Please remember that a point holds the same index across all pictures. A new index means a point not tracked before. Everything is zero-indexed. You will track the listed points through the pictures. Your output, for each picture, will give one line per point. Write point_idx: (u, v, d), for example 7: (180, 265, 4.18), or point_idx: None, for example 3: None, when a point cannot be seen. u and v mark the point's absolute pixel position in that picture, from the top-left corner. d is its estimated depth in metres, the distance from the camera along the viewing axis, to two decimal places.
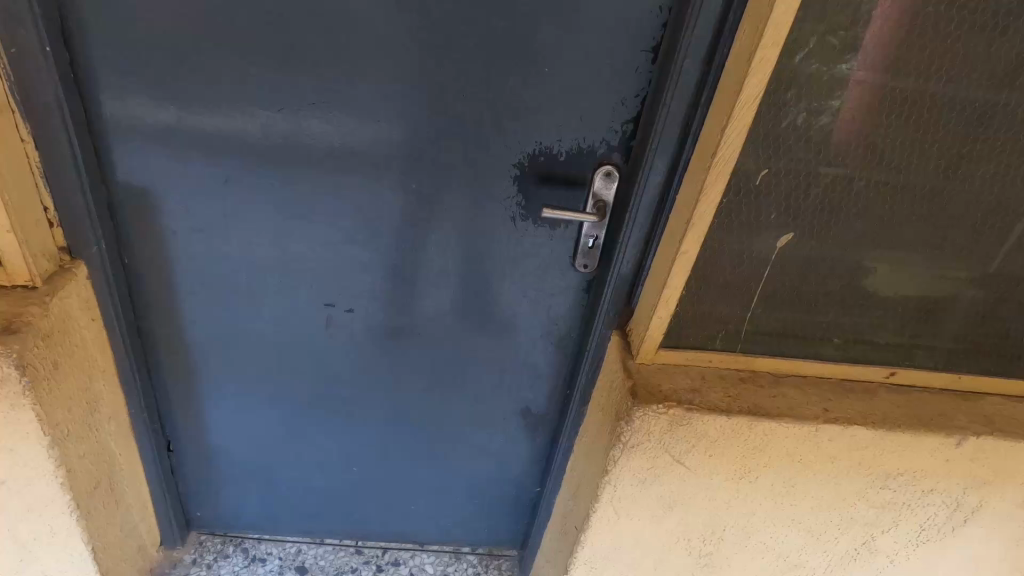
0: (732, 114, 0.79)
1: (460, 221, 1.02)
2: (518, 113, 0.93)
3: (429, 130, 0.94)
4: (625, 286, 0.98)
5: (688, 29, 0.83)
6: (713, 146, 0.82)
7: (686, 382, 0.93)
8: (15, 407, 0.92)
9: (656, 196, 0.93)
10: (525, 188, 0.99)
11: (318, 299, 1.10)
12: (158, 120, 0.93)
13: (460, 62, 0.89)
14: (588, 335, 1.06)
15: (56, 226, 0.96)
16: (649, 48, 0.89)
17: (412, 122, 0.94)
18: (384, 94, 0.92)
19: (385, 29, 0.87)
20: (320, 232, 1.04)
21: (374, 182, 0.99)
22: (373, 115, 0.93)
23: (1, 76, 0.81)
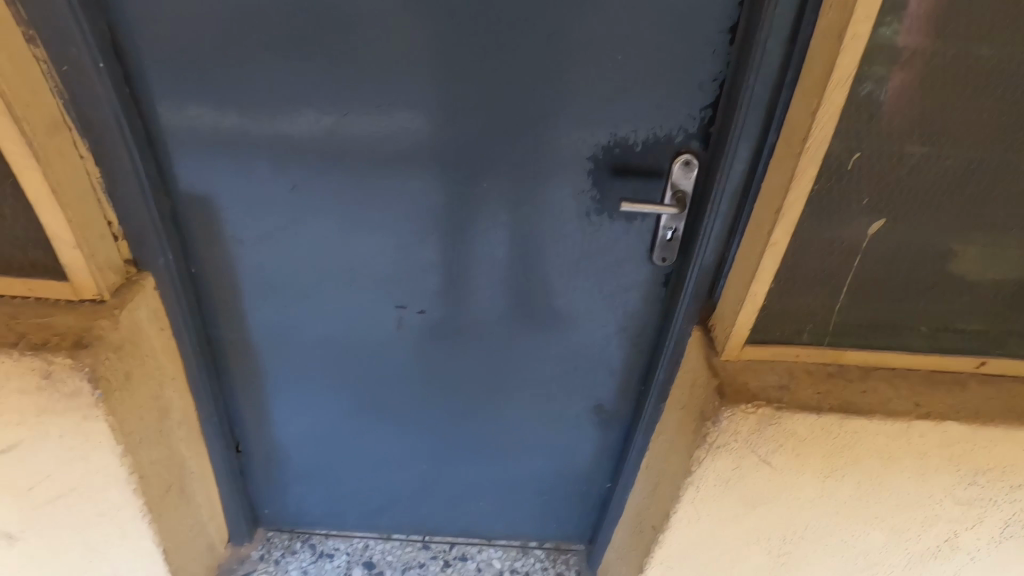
0: (824, 96, 0.72)
1: (530, 217, 0.98)
2: (595, 100, 0.87)
3: (499, 124, 0.90)
4: (706, 282, 0.93)
5: (769, 5, 0.75)
6: (805, 132, 0.75)
7: (774, 378, 0.88)
8: (88, 419, 0.89)
9: (739, 188, 0.86)
10: (601, 180, 0.93)
11: (390, 301, 1.09)
12: (222, 126, 0.90)
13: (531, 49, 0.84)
14: (667, 331, 1.02)
15: (121, 240, 0.95)
16: (727, 28, 0.81)
17: (478, 118, 0.89)
18: (451, 86, 0.87)
19: (453, 17, 0.82)
20: (388, 235, 1.01)
21: (441, 181, 0.96)
22: (437, 107, 0.89)
23: (53, 95, 0.80)
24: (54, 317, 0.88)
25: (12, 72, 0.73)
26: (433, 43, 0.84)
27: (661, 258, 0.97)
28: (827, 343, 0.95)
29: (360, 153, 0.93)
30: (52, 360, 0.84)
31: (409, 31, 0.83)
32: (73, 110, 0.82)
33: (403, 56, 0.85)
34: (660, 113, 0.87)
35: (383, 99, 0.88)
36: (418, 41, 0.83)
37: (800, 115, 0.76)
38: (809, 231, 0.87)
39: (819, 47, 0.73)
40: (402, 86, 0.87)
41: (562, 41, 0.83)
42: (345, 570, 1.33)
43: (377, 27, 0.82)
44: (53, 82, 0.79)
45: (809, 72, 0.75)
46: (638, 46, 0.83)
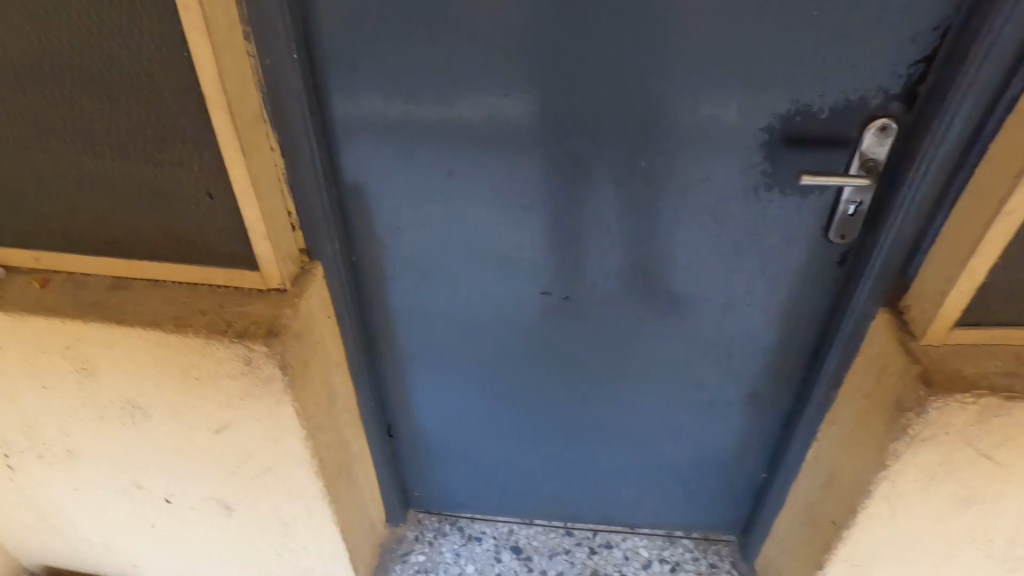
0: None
1: (694, 197, 0.94)
2: (777, 64, 0.80)
3: (675, 92, 0.85)
4: (899, 257, 0.85)
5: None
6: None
7: (998, 364, 0.79)
8: (279, 404, 0.97)
9: (956, 155, 0.76)
10: (776, 153, 0.88)
11: (536, 289, 1.10)
12: (384, 115, 0.93)
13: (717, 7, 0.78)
14: (842, 311, 0.95)
15: (297, 229, 0.99)
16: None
17: (652, 85, 0.85)
18: (621, 58, 0.84)
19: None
20: (543, 224, 1.02)
21: (598, 165, 0.94)
22: (606, 78, 0.86)
23: (258, 87, 0.83)
24: (249, 305, 0.94)
25: (232, 69, 0.77)
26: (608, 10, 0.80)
27: (839, 236, 0.91)
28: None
29: (515, 145, 0.94)
30: (252, 347, 0.90)
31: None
32: (269, 101, 0.85)
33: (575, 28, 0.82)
34: (854, 74, 0.79)
35: (551, 78, 0.87)
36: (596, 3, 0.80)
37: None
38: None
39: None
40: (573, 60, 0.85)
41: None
42: (494, 553, 1.37)
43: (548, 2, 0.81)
44: (257, 73, 0.83)
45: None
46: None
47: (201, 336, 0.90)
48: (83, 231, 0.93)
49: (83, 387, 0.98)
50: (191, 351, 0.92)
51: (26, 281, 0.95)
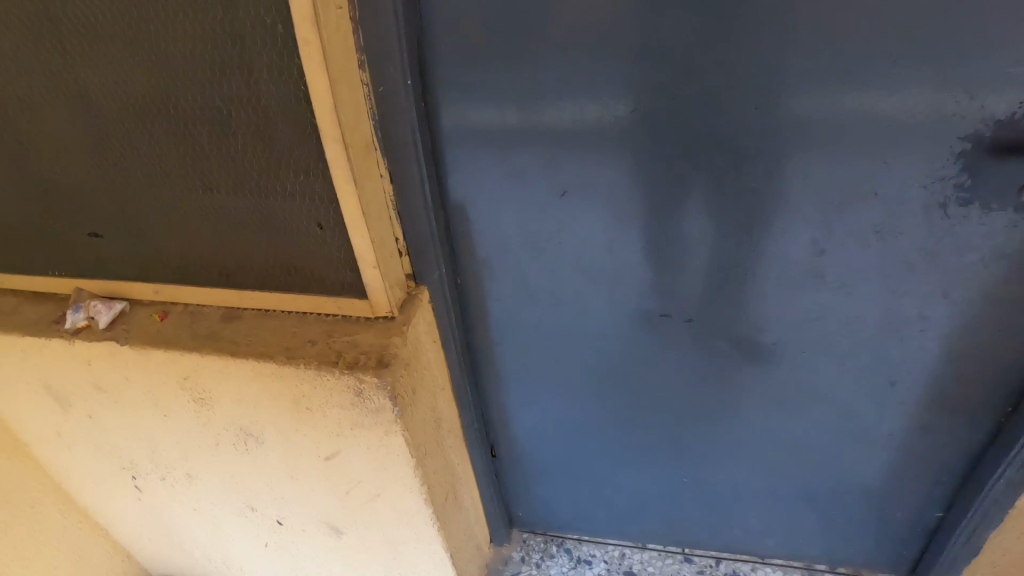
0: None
1: (866, 211, 0.82)
2: (1000, 56, 0.68)
3: (863, 89, 0.73)
4: None
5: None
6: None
7: None
8: (389, 433, 0.93)
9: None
10: (981, 165, 0.75)
11: (655, 310, 1.01)
12: (498, 136, 0.86)
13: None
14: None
15: (404, 255, 0.94)
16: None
17: (840, 80, 0.73)
18: (811, 49, 0.72)
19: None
20: (671, 241, 0.92)
21: (738, 176, 0.83)
22: (783, 75, 0.74)
23: (368, 114, 0.78)
24: (357, 334, 0.90)
25: (347, 98, 0.72)
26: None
27: None
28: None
29: (632, 156, 0.85)
30: (363, 378, 0.86)
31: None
32: (381, 127, 0.80)
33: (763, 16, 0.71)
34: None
35: (706, 85, 0.77)
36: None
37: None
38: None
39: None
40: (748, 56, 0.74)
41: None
42: None
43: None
44: (370, 100, 0.78)
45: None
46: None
47: (312, 368, 0.87)
48: (199, 264, 0.94)
49: (201, 415, 0.99)
50: (300, 382, 0.89)
51: (146, 313, 0.96)
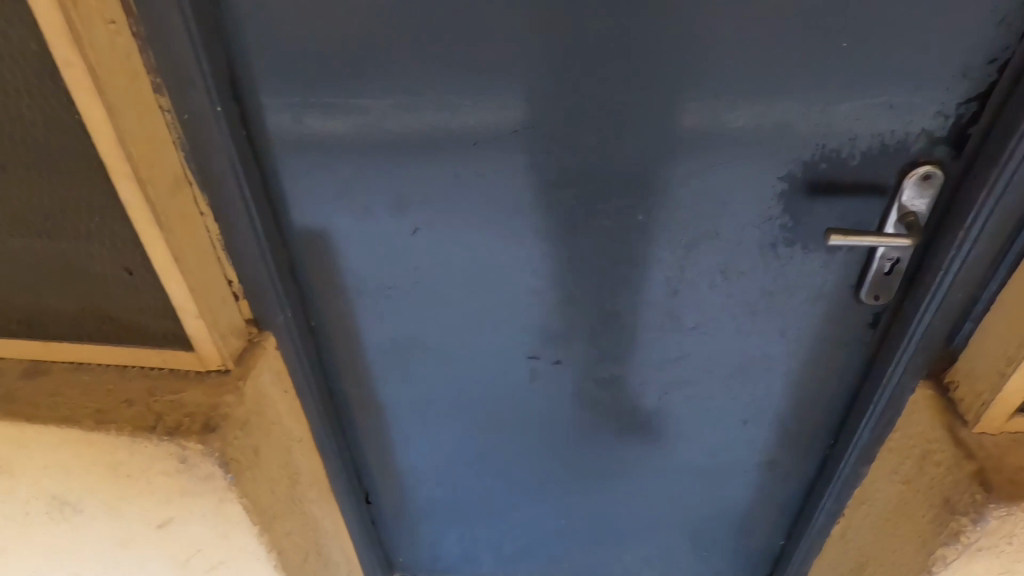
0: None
1: (711, 251, 0.82)
2: (798, 100, 0.69)
3: (686, 125, 0.73)
4: (947, 325, 0.73)
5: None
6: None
7: None
8: (223, 501, 0.83)
9: (1018, 214, 0.65)
10: (801, 207, 0.76)
11: (522, 351, 0.98)
12: (337, 171, 0.81)
13: (751, 19, 0.65)
14: (872, 380, 0.82)
15: (241, 298, 0.87)
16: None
17: (661, 118, 0.73)
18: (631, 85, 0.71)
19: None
20: (531, 279, 0.89)
21: (587, 216, 0.82)
22: (607, 109, 0.73)
23: (173, 145, 0.71)
24: (184, 392, 0.80)
25: (139, 131, 0.65)
26: (623, 21, 0.67)
27: (872, 296, 0.78)
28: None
29: (483, 191, 0.82)
30: (185, 445, 0.76)
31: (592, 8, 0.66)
32: (192, 159, 0.73)
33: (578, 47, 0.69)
34: (895, 113, 0.68)
35: (538, 121, 0.75)
36: (608, 11, 0.66)
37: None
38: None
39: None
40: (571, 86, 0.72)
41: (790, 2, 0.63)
42: None
43: (548, 17, 0.67)
44: (175, 131, 0.71)
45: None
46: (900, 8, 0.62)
47: (125, 434, 0.77)
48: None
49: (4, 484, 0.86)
50: (116, 449, 0.78)
51: None
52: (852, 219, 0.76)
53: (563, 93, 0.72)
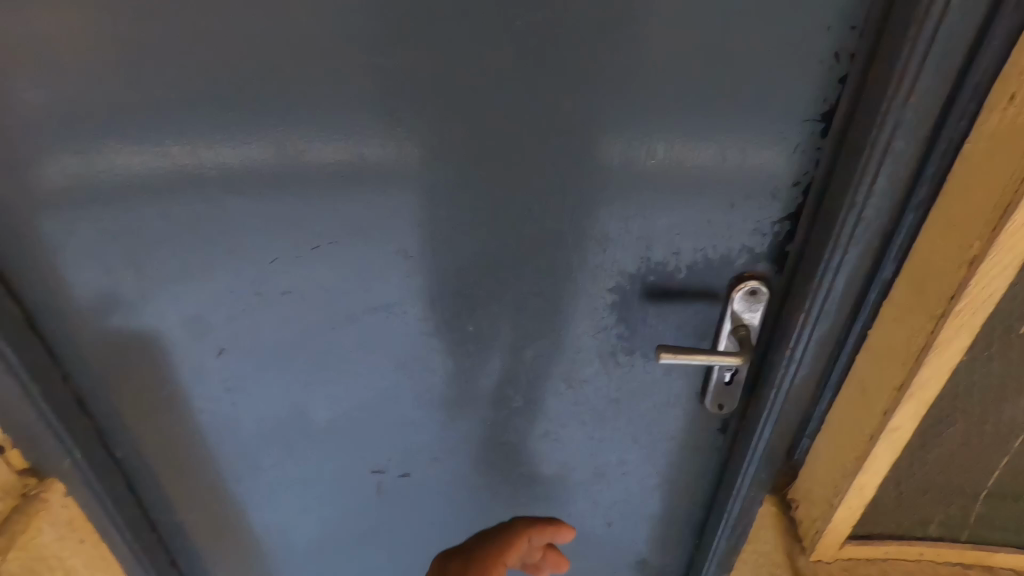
0: (993, 232, 0.47)
1: (549, 358, 0.77)
2: (614, 215, 0.64)
3: (505, 237, 0.67)
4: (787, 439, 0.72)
5: (906, 91, 0.50)
6: (949, 286, 0.50)
7: None
8: None
9: (835, 333, 0.63)
10: (633, 316, 0.71)
11: (364, 466, 0.91)
12: (116, 295, 0.70)
13: (555, 133, 0.60)
14: (726, 488, 0.80)
15: (8, 449, 0.74)
16: (821, 113, 0.56)
17: (475, 230, 0.67)
18: (439, 196, 0.64)
19: (447, 94, 0.58)
20: (363, 393, 0.81)
21: (413, 326, 0.75)
22: (418, 223, 0.66)
23: None
24: None
25: None
26: (420, 132, 0.60)
27: (716, 405, 0.75)
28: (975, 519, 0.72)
29: (292, 310, 0.73)
30: None
31: (384, 120, 0.59)
32: None
33: (375, 160, 0.62)
34: (713, 230, 0.64)
35: (342, 236, 0.67)
36: (402, 123, 0.60)
37: (941, 244, 0.52)
38: (941, 414, 0.61)
39: (971, 152, 0.49)
40: (375, 200, 0.65)
41: (591, 117, 0.59)
42: None
43: (331, 130, 0.60)
44: None
45: (963, 185, 0.50)
46: (702, 125, 0.58)
47: None
48: None
49: None
50: None
51: None
52: (687, 328, 0.72)
53: (366, 206, 0.65)
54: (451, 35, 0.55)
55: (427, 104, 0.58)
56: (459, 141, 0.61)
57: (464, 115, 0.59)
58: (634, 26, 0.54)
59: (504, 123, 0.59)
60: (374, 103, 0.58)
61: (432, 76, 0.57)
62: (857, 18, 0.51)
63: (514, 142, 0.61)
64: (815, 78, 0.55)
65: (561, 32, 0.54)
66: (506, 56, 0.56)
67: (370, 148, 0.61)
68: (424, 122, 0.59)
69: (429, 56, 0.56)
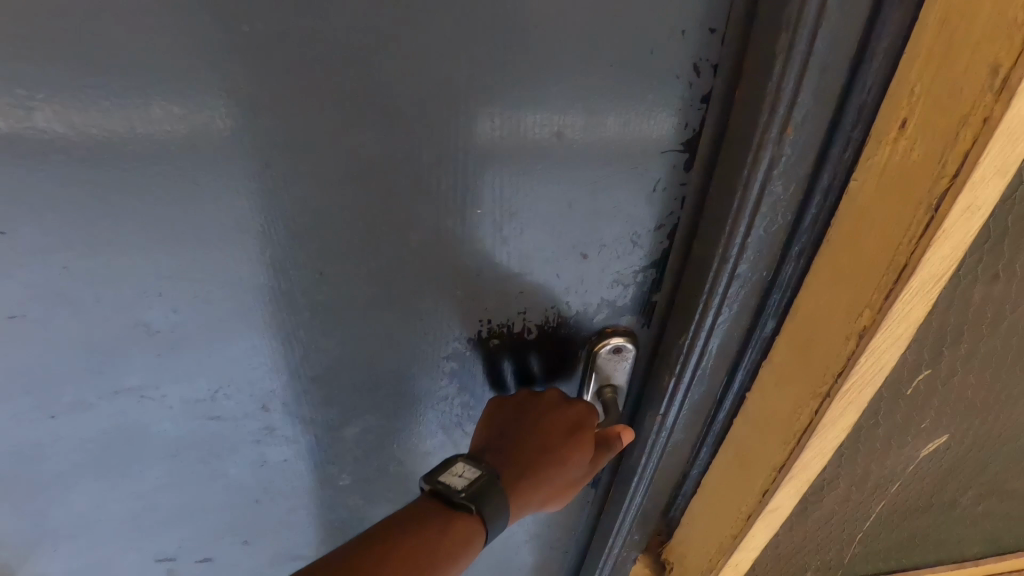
0: (885, 302, 0.38)
1: (377, 435, 0.61)
2: (433, 275, 0.48)
3: (291, 311, 0.49)
4: (663, 493, 0.66)
5: (779, 128, 0.37)
6: (838, 363, 0.42)
7: None
8: None
9: (713, 396, 0.54)
10: (478, 385, 0.58)
11: (145, 556, 0.71)
12: None
13: (341, 177, 0.42)
14: (603, 539, 0.74)
15: None
16: (681, 142, 0.43)
17: (239, 300, 0.47)
18: (177, 265, 0.44)
19: (154, 126, 0.37)
20: (125, 490, 0.61)
21: (172, 421, 0.55)
22: (148, 289, 0.45)
23: None
24: None
25: None
26: (123, 181, 0.39)
27: None
28: (848, 553, 0.69)
29: None
30: None
31: (55, 165, 0.37)
32: None
33: (59, 222, 0.40)
34: (564, 284, 0.50)
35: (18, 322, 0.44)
36: (85, 168, 0.38)
37: (823, 305, 0.43)
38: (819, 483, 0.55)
39: (858, 193, 0.39)
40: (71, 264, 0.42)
41: (386, 153, 0.41)
42: None
43: None
44: None
45: (849, 239, 0.40)
46: (540, 164, 0.43)
47: None
48: None
49: None
50: None
51: None
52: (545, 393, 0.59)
53: (51, 282, 0.43)
54: (137, 36, 0.34)
55: (124, 141, 0.37)
56: (194, 194, 0.40)
57: (189, 158, 0.39)
58: (430, 28, 0.36)
59: (260, 167, 0.40)
60: (27, 141, 0.36)
61: (119, 98, 0.36)
62: (715, 19, 0.38)
63: (280, 189, 0.41)
64: (677, 100, 0.41)
65: (322, 34, 0.35)
66: (240, 71, 0.36)
67: (43, 206, 0.39)
68: (128, 167, 0.38)
69: (109, 70, 0.34)
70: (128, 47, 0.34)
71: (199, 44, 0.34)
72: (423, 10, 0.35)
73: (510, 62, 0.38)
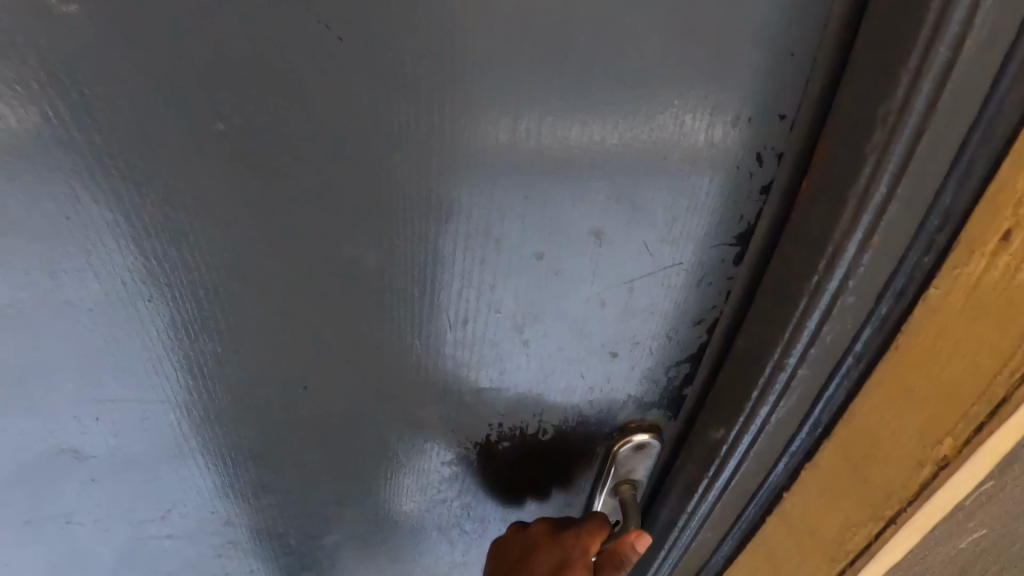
0: (972, 441, 0.31)
1: (361, 539, 0.53)
2: (439, 381, 0.41)
3: (264, 421, 0.41)
4: None
5: (858, 242, 0.29)
6: (901, 494, 0.35)
7: None
8: None
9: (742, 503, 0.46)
10: (481, 488, 0.51)
11: None
12: None
13: (333, 279, 0.34)
14: None
15: None
16: (735, 237, 0.37)
17: (201, 410, 0.39)
18: (124, 379, 0.35)
19: (94, 226, 0.29)
20: None
21: (117, 541, 0.45)
22: (81, 407, 0.36)
23: None
24: None
25: None
26: (48, 290, 0.30)
27: None
28: None
29: None
30: None
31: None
32: None
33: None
34: (589, 383, 0.43)
35: None
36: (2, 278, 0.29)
37: (887, 435, 0.35)
38: None
39: (942, 302, 0.30)
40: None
41: (387, 251, 0.33)
42: None
43: None
44: None
45: (928, 355, 0.31)
46: (570, 265, 0.36)
47: None
48: None
49: None
50: None
51: None
52: (554, 491, 0.53)
53: None
54: (66, 121, 0.25)
55: (51, 243, 0.29)
56: (146, 301, 0.33)
57: (140, 262, 0.31)
58: (449, 110, 0.29)
59: (229, 270, 0.32)
60: None
61: (45, 195, 0.27)
62: (784, 104, 0.31)
63: (255, 293, 0.34)
64: (733, 193, 0.35)
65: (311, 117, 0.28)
66: (205, 162, 0.28)
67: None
68: (56, 273, 0.30)
69: (37, 165, 0.26)
70: (55, 135, 0.26)
71: (150, 130, 0.26)
72: (440, 91, 0.28)
73: (544, 152, 0.31)
